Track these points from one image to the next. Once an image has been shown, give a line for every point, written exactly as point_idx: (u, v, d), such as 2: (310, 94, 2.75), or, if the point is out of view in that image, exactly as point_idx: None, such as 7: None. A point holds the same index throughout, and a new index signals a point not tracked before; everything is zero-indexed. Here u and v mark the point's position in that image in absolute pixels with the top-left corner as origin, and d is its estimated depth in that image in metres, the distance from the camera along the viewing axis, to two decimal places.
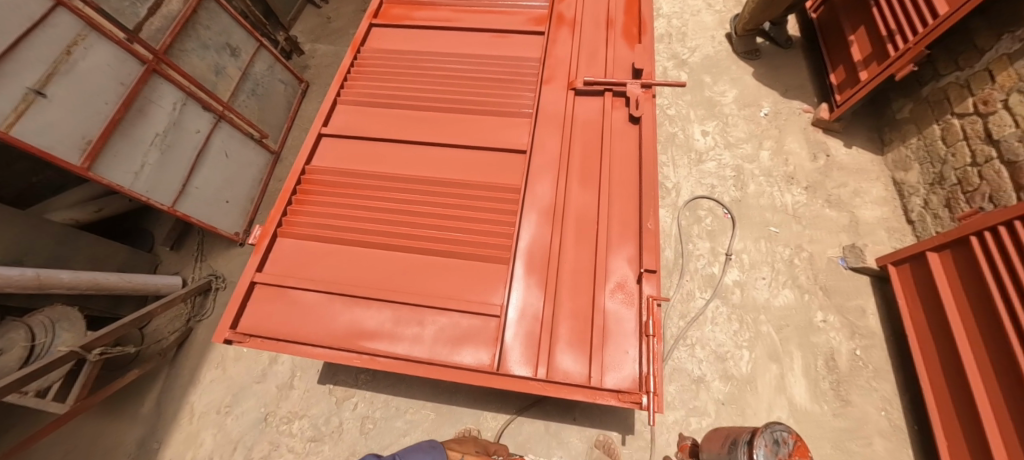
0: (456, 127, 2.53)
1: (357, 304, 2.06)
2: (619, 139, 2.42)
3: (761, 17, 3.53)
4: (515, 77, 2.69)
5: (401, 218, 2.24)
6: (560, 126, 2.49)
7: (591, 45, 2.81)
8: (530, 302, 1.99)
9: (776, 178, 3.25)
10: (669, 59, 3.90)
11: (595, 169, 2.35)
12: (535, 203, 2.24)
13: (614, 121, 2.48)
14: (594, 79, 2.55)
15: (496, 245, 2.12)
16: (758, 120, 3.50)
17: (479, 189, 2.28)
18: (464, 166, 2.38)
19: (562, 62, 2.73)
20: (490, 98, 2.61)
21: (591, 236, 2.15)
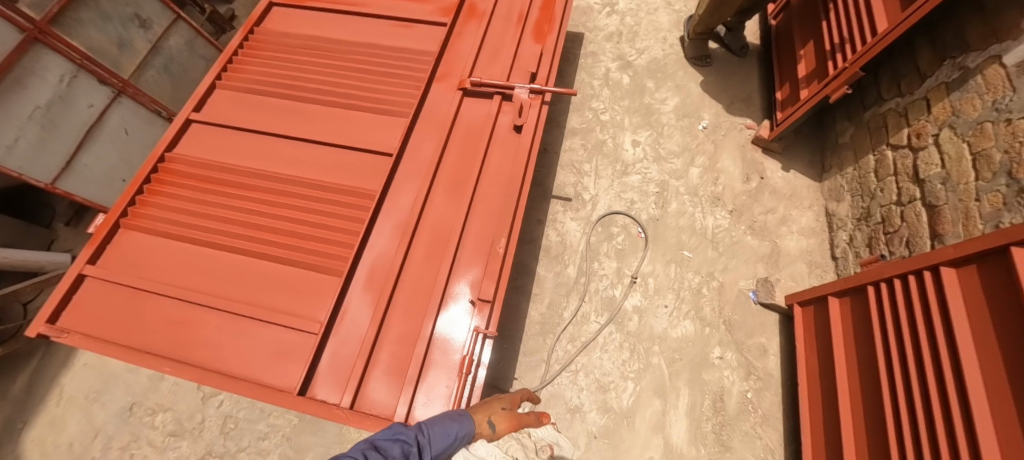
0: (332, 123, 2.36)
1: (183, 306, 1.94)
2: (497, 150, 2.25)
3: (712, 20, 3.25)
4: (407, 72, 2.50)
5: (251, 217, 2.11)
6: (440, 129, 2.31)
7: (496, 43, 2.60)
8: (356, 323, 1.87)
9: (701, 197, 3.03)
10: (614, 59, 3.64)
11: (464, 180, 2.16)
12: (390, 214, 2.10)
13: (497, 129, 2.30)
14: (482, 80, 2.37)
15: (336, 257, 1.98)
16: (695, 134, 3.26)
17: (337, 194, 2.14)
18: (329, 166, 2.23)
19: (460, 59, 2.53)
20: (375, 93, 2.43)
21: (440, 254, 2.00)
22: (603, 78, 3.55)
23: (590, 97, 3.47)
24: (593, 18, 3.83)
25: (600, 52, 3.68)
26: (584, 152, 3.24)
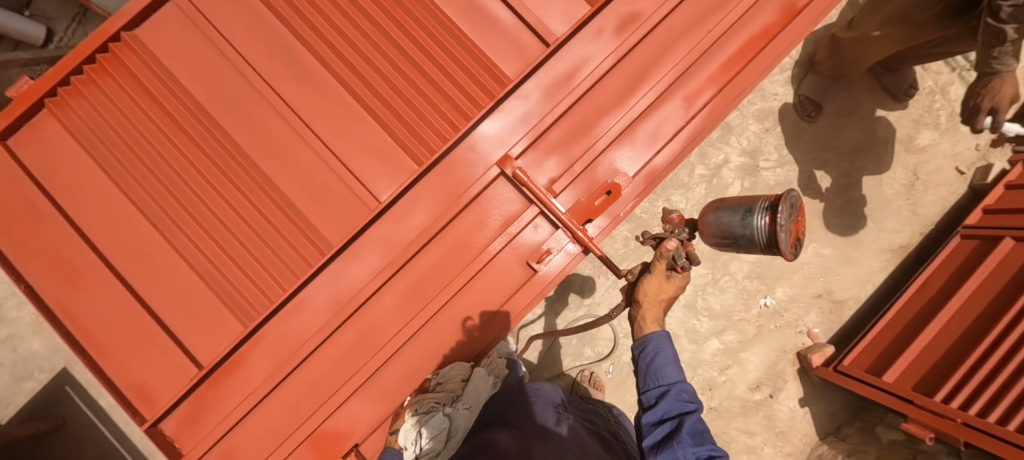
0: (331, 115, 1.74)
1: (74, 259, 1.67)
2: (489, 279, 1.72)
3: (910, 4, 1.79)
4: (458, 94, 1.75)
5: (189, 191, 1.72)
6: (446, 205, 1.73)
7: (592, 115, 1.79)
8: (235, 388, 1.67)
9: (694, 377, 2.62)
10: (744, 150, 2.71)
11: (432, 292, 1.72)
12: (329, 281, 1.71)
13: (506, 248, 1.72)
14: (529, 182, 1.67)
15: (249, 304, 1.67)
16: (749, 305, 2.65)
17: (286, 221, 1.70)
18: (296, 176, 1.72)
19: (530, 117, 1.77)
20: (402, 104, 1.74)
21: (354, 364, 1.70)
22: (712, 169, 2.69)
23: (679, 184, 2.67)
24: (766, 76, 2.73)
25: (737, 131, 2.72)
26: (622, 248, 2.66)
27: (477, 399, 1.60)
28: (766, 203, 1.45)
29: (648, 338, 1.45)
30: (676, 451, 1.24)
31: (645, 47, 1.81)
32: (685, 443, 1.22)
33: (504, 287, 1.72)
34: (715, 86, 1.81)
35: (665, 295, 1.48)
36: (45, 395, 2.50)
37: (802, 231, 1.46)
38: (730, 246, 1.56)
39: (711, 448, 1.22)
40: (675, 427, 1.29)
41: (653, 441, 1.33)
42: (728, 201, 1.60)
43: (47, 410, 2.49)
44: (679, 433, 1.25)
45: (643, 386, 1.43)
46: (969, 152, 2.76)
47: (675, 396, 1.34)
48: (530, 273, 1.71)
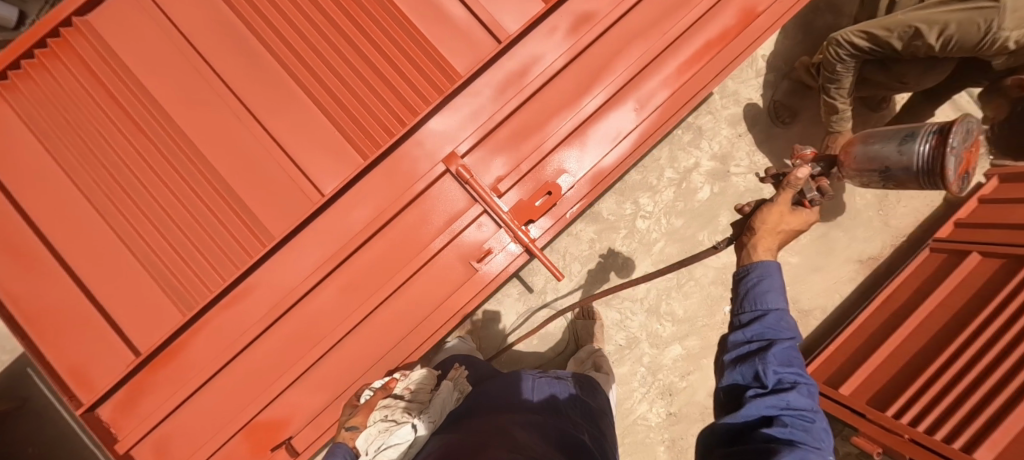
0: (277, 106, 1.73)
1: (16, 242, 1.67)
2: (431, 276, 1.72)
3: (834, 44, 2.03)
4: (407, 89, 1.74)
5: (134, 178, 1.72)
6: (390, 201, 1.72)
7: (542, 115, 1.77)
8: (174, 376, 1.69)
9: (654, 382, 2.61)
10: (715, 155, 2.67)
11: (373, 287, 1.72)
12: (271, 273, 1.71)
13: (449, 246, 1.71)
14: (472, 180, 1.66)
15: (189, 293, 1.68)
16: (713, 311, 2.63)
17: (229, 211, 1.70)
18: (240, 166, 1.71)
19: (480, 114, 1.76)
20: (350, 98, 1.73)
21: (293, 357, 1.70)
22: (682, 173, 2.66)
23: (647, 187, 2.65)
24: (741, 80, 2.69)
25: (709, 135, 2.68)
26: (587, 249, 2.62)
27: (442, 414, 1.64)
28: (933, 130, 1.41)
29: (753, 267, 1.38)
30: (758, 366, 1.23)
31: (599, 48, 1.79)
32: (766, 366, 1.20)
33: (446, 284, 1.71)
34: (668, 90, 1.78)
35: (786, 229, 1.42)
36: (7, 375, 2.52)
37: (975, 161, 1.43)
38: (877, 179, 1.56)
39: (798, 375, 1.20)
40: (762, 348, 1.26)
41: (734, 362, 1.31)
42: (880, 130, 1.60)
43: (9, 390, 2.52)
44: (765, 355, 1.22)
45: (740, 312, 1.38)
46: None
47: (769, 321, 1.28)
48: (472, 272, 1.70)
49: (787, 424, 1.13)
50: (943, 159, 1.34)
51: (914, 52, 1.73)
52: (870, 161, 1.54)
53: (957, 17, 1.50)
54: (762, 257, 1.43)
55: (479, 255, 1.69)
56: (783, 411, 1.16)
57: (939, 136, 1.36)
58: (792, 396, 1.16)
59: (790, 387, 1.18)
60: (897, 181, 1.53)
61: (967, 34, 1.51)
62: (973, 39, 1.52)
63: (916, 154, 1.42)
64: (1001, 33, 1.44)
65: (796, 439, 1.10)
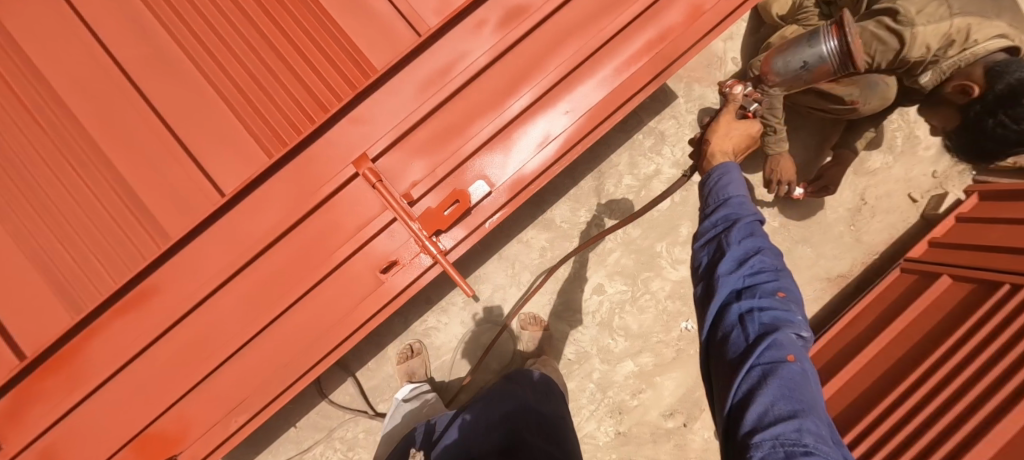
0: (182, 100, 1.63)
1: None
2: (338, 286, 1.60)
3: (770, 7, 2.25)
4: (319, 85, 1.63)
5: (29, 172, 1.63)
6: (296, 205, 1.60)
7: (465, 116, 1.64)
8: (61, 385, 1.57)
9: (603, 399, 2.47)
10: (677, 162, 2.52)
11: (275, 296, 1.60)
12: (167, 278, 1.60)
13: (357, 255, 1.59)
14: (380, 185, 1.54)
15: (80, 296, 1.59)
16: (668, 327, 2.49)
17: (127, 211, 1.61)
18: (138, 162, 1.61)
19: (396, 114, 1.63)
20: (259, 94, 1.63)
21: (186, 368, 1.59)
22: (641, 180, 2.51)
23: (604, 194, 2.51)
24: (708, 84, 2.54)
25: (671, 141, 2.53)
26: (538, 258, 2.49)
27: None
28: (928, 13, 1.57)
29: (712, 168, 1.35)
30: (723, 242, 1.22)
31: (529, 46, 1.66)
32: (733, 246, 1.19)
33: (353, 296, 1.60)
34: (602, 92, 1.65)
35: (737, 136, 1.61)
36: None
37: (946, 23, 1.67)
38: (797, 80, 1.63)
39: (765, 249, 1.19)
40: (725, 229, 1.25)
41: (704, 247, 1.30)
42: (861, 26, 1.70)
43: None
44: (729, 234, 1.21)
45: (704, 206, 1.35)
46: (924, 179, 2.55)
47: (728, 209, 1.26)
48: (380, 283, 1.57)
49: (757, 295, 1.13)
50: (849, 47, 1.47)
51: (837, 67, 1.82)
52: (791, 65, 1.60)
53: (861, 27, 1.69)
54: (722, 159, 1.54)
55: (387, 266, 1.56)
56: (754, 283, 1.15)
57: (832, 33, 1.51)
58: (760, 270, 1.16)
59: (753, 256, 1.17)
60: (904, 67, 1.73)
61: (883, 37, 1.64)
62: (886, 45, 1.64)
63: (818, 52, 1.53)
64: (915, 27, 1.58)
65: (767, 306, 1.09)
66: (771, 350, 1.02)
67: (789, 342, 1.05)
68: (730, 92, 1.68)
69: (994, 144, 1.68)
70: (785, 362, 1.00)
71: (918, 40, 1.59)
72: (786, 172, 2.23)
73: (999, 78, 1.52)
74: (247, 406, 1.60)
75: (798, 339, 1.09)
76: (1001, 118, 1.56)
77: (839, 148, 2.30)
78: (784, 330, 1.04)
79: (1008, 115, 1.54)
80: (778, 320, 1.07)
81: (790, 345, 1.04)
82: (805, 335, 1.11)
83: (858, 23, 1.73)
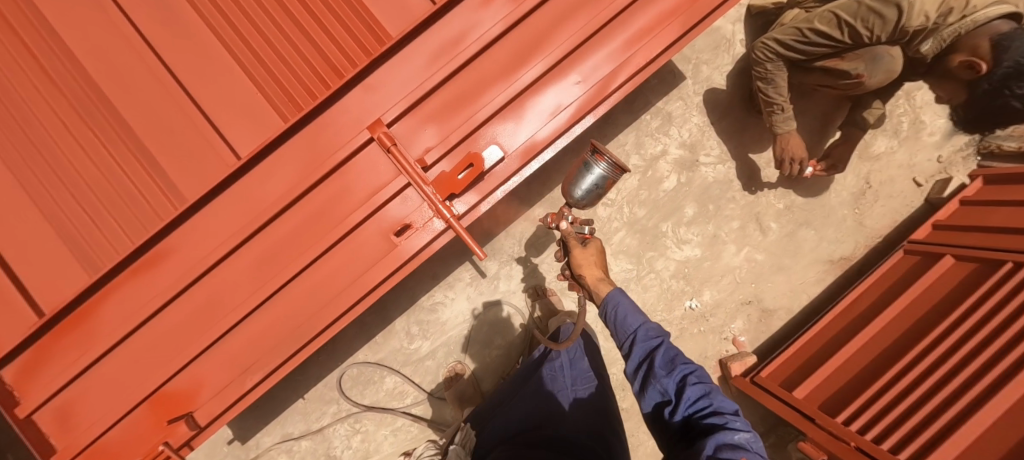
0: (200, 63, 1.65)
1: None
2: (351, 249, 1.63)
3: (761, 2, 2.47)
4: (333, 51, 1.65)
5: (45, 133, 1.65)
6: (312, 167, 1.63)
7: (477, 86, 1.66)
8: (80, 343, 1.60)
9: None
10: (684, 143, 2.53)
11: (289, 258, 1.63)
12: (183, 240, 1.63)
13: (370, 219, 1.61)
14: (393, 148, 1.56)
15: (98, 255, 1.62)
16: (672, 306, 2.51)
17: (143, 173, 1.64)
18: (155, 126, 1.64)
19: (409, 81, 1.66)
20: (274, 59, 1.65)
21: (201, 328, 1.63)
22: (648, 161, 2.51)
23: None
24: (716, 66, 2.55)
25: (678, 121, 2.53)
26: (543, 236, 2.52)
27: None
28: None
29: (605, 305, 1.68)
30: (656, 383, 1.49)
31: (541, 16, 1.67)
32: (663, 379, 1.46)
33: (365, 260, 1.62)
34: (612, 64, 1.67)
35: (596, 252, 1.75)
36: None
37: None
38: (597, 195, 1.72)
39: (687, 371, 1.47)
40: (649, 365, 1.54)
41: (642, 394, 1.56)
42: (847, 8, 1.75)
43: None
44: (655, 367, 1.50)
45: (622, 342, 1.66)
46: (927, 164, 2.58)
47: (642, 346, 1.58)
48: (393, 248, 1.60)
49: (698, 411, 1.37)
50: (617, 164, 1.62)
51: (839, 41, 1.82)
52: (582, 190, 1.67)
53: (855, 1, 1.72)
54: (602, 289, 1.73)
55: (400, 231, 1.59)
56: (691, 406, 1.40)
57: (601, 158, 1.61)
58: (691, 391, 1.41)
59: (681, 382, 1.45)
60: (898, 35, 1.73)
61: (882, 4, 1.65)
62: (885, 18, 1.67)
63: (597, 173, 1.63)
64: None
65: (707, 417, 1.34)
66: (723, 454, 1.20)
67: (735, 443, 1.24)
68: (559, 227, 1.72)
69: (999, 116, 1.70)
70: (739, 458, 1.19)
71: (916, 9, 1.63)
72: (797, 149, 2.24)
73: (1002, 56, 1.53)
74: (260, 366, 1.63)
75: (745, 439, 1.28)
76: (1009, 96, 1.59)
77: (844, 127, 2.31)
78: (724, 432, 1.26)
79: (1015, 91, 1.56)
80: (720, 428, 1.29)
81: (737, 441, 1.24)
82: (749, 433, 1.31)
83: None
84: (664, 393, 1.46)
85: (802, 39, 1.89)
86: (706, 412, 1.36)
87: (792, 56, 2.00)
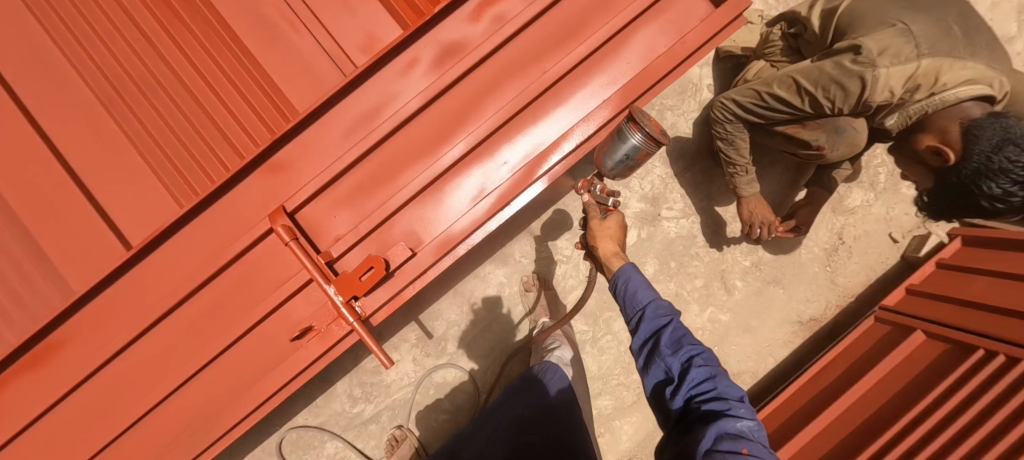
0: (90, 141, 1.49)
1: None
2: (248, 349, 1.45)
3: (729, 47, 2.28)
4: (236, 129, 1.49)
5: None
6: (207, 256, 1.45)
7: (395, 166, 1.50)
8: None
9: None
10: (645, 196, 2.37)
11: (182, 358, 1.46)
12: (66, 338, 1.47)
13: (269, 318, 1.44)
14: (291, 242, 1.37)
15: None
16: (630, 369, 2.38)
17: (27, 263, 1.49)
18: (36, 210, 1.47)
19: (318, 161, 1.48)
20: (171, 137, 1.49)
21: (85, 435, 1.47)
22: None
23: (566, 228, 2.38)
24: (681, 113, 2.37)
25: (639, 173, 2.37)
26: (494, 294, 2.38)
27: None
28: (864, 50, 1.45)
29: (616, 276, 1.51)
30: (661, 362, 1.31)
31: (467, 87, 1.49)
32: (667, 359, 1.28)
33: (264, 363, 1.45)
34: (545, 141, 1.48)
35: (612, 229, 1.62)
36: None
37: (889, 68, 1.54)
38: (631, 169, 1.36)
39: (695, 350, 1.28)
40: (654, 341, 1.35)
41: (643, 366, 1.38)
42: (807, 73, 1.57)
43: None
44: (658, 347, 1.32)
45: (627, 317, 1.50)
46: (906, 218, 2.42)
47: (650, 322, 1.39)
48: (293, 351, 1.43)
49: (699, 402, 1.20)
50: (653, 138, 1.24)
51: (798, 107, 1.66)
52: (613, 159, 1.33)
53: (816, 66, 1.55)
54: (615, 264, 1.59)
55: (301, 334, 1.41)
56: (694, 390, 1.22)
57: (635, 126, 1.26)
58: (697, 375, 1.23)
59: (682, 366, 1.27)
60: (863, 105, 1.54)
61: (844, 75, 1.48)
62: (846, 90, 1.50)
63: (632, 145, 1.28)
64: (878, 69, 1.42)
65: (710, 404, 1.17)
66: (722, 446, 1.09)
67: (738, 433, 1.12)
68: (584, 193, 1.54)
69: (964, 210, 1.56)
70: (738, 452, 1.06)
71: (881, 83, 1.44)
72: (761, 210, 2.10)
73: (973, 147, 1.38)
74: None
75: (749, 428, 1.15)
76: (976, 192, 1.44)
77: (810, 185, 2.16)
78: (726, 423, 1.12)
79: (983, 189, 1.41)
80: (721, 414, 1.14)
81: (740, 433, 1.11)
82: (754, 422, 1.17)
83: (815, 63, 1.58)
84: (669, 372, 1.28)
85: (761, 104, 1.73)
86: (708, 398, 1.19)
87: (751, 118, 1.83)
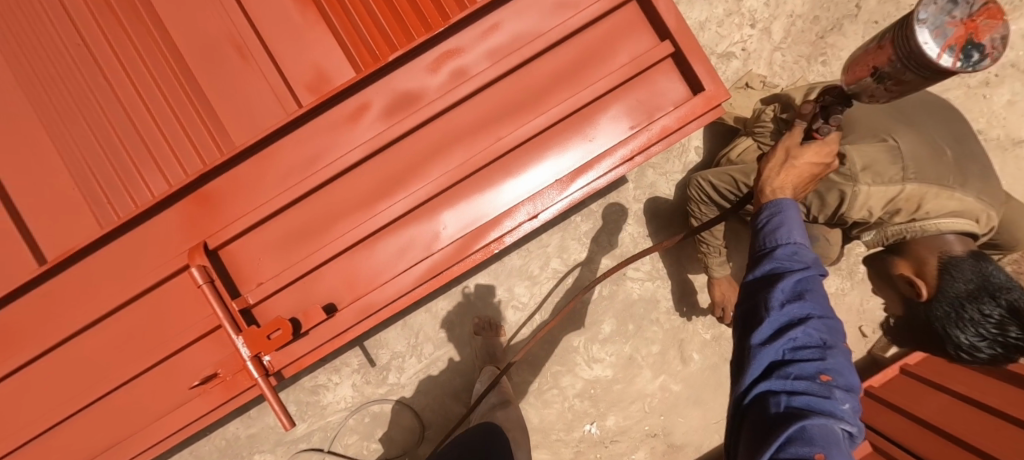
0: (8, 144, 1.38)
1: None
2: (151, 387, 1.38)
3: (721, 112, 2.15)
4: (171, 156, 1.41)
5: None
6: (110, 288, 1.33)
7: (328, 215, 1.39)
8: None
9: None
10: (613, 253, 2.29)
11: (75, 389, 1.37)
12: None
13: (177, 357, 1.37)
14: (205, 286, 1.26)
15: None
16: (571, 426, 2.31)
17: None
18: None
19: (246, 200, 1.36)
20: (99, 154, 1.39)
21: None
22: (570, 266, 2.28)
23: (526, 275, 2.28)
24: (663, 172, 2.26)
25: (610, 228, 2.27)
26: (444, 331, 2.30)
27: None
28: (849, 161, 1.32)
29: (764, 205, 1.11)
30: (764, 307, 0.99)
31: (417, 143, 1.37)
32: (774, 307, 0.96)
33: (167, 403, 1.38)
34: (493, 213, 1.38)
35: (811, 165, 1.13)
36: None
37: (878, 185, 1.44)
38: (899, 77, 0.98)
39: (814, 310, 0.95)
40: (767, 282, 1.02)
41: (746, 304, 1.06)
42: None
43: None
44: (773, 291, 0.98)
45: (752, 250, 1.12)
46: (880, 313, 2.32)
47: (777, 261, 1.02)
48: (197, 396, 1.36)
49: (789, 371, 0.91)
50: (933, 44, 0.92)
51: None
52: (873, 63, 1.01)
53: None
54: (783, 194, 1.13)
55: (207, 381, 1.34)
56: (794, 353, 0.93)
57: None
58: (803, 337, 0.93)
59: (799, 322, 0.94)
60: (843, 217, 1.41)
61: (826, 184, 1.36)
62: (827, 200, 1.39)
63: None
64: (861, 185, 1.30)
65: (799, 388, 0.88)
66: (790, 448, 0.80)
67: (819, 436, 0.81)
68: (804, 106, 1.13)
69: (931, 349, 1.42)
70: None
71: (860, 201, 1.32)
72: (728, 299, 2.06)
73: (946, 291, 1.26)
74: None
75: (842, 431, 0.85)
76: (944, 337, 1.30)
77: None
78: (812, 419, 0.82)
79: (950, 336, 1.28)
80: (807, 404, 0.86)
81: (823, 438, 0.80)
82: (852, 429, 0.87)
83: None
84: (765, 322, 0.97)
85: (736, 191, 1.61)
86: (801, 376, 0.90)
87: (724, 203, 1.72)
